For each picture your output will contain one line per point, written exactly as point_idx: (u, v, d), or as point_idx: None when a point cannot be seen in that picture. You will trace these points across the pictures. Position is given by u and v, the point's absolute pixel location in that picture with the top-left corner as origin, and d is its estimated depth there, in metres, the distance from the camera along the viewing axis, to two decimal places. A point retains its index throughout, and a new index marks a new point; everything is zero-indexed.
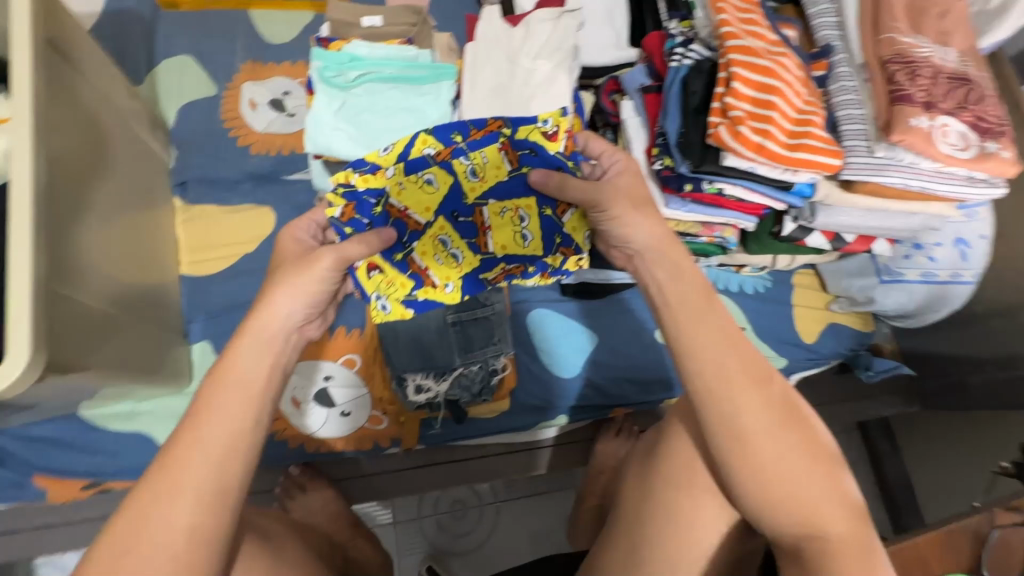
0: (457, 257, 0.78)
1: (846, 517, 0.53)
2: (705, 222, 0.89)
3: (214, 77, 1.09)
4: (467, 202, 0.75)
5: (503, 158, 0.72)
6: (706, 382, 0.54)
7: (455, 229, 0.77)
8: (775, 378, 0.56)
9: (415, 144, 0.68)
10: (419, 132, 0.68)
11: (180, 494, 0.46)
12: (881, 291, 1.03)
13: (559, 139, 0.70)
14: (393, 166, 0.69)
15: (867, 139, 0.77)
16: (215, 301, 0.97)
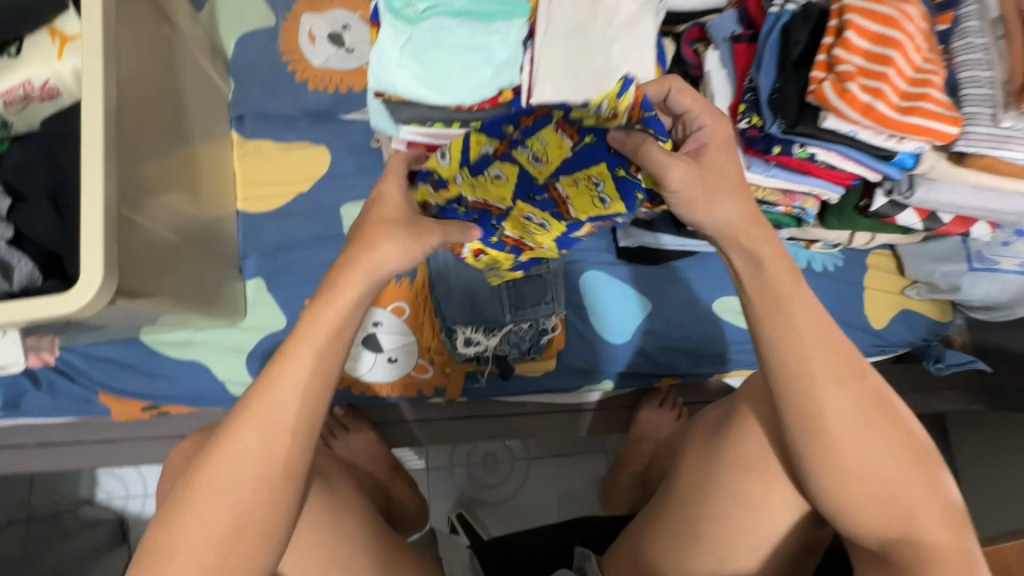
0: (546, 228, 0.68)
1: (942, 522, 0.51)
2: (785, 190, 0.82)
3: (273, 6, 1.04)
4: (540, 183, 0.61)
5: (563, 136, 0.57)
6: (800, 371, 0.52)
7: (535, 207, 0.64)
8: (869, 375, 0.53)
9: (470, 148, 0.57)
10: (469, 133, 0.57)
11: (276, 430, 0.48)
12: (968, 279, 0.95)
13: (619, 115, 0.56)
14: (459, 173, 0.59)
15: (992, 106, 0.67)
16: (270, 239, 0.97)
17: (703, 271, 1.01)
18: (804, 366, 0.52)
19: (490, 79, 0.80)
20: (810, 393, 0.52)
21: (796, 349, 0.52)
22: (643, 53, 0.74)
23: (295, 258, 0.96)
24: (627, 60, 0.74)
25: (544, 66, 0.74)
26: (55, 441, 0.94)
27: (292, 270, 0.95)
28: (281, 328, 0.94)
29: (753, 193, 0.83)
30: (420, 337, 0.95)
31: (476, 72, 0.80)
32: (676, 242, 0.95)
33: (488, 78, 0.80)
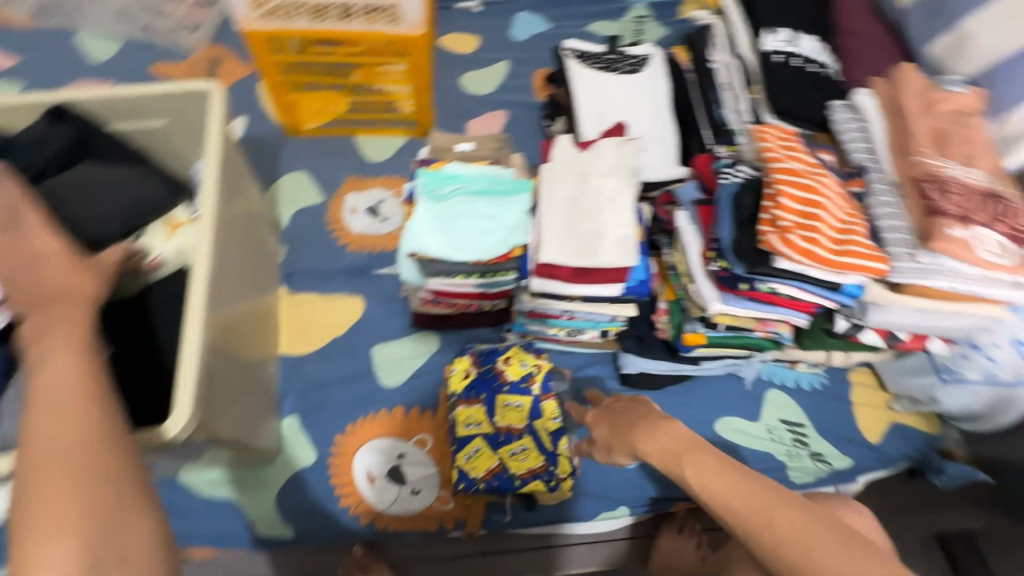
0: (518, 405, 1.00)
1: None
2: (759, 319, 0.96)
3: (323, 188, 1.30)
4: (514, 394, 1.00)
5: (504, 383, 1.01)
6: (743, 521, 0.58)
7: (509, 394, 1.00)
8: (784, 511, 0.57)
9: (522, 419, 0.99)
10: (525, 424, 0.98)
11: (50, 431, 0.49)
12: (943, 390, 1.03)
13: (485, 366, 1.02)
14: (525, 426, 0.98)
15: (909, 247, 0.84)
16: (307, 379, 1.07)
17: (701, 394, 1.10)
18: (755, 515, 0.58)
19: (502, 239, 0.98)
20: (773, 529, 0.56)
21: (721, 483, 0.63)
22: (625, 217, 0.93)
23: (329, 395, 1.06)
24: (613, 222, 0.93)
25: (548, 230, 0.92)
26: None
27: (325, 406, 1.05)
28: (313, 463, 1.00)
29: (733, 321, 0.95)
30: (443, 469, 1.00)
31: (492, 234, 0.98)
32: (672, 368, 1.08)
33: (500, 239, 0.98)
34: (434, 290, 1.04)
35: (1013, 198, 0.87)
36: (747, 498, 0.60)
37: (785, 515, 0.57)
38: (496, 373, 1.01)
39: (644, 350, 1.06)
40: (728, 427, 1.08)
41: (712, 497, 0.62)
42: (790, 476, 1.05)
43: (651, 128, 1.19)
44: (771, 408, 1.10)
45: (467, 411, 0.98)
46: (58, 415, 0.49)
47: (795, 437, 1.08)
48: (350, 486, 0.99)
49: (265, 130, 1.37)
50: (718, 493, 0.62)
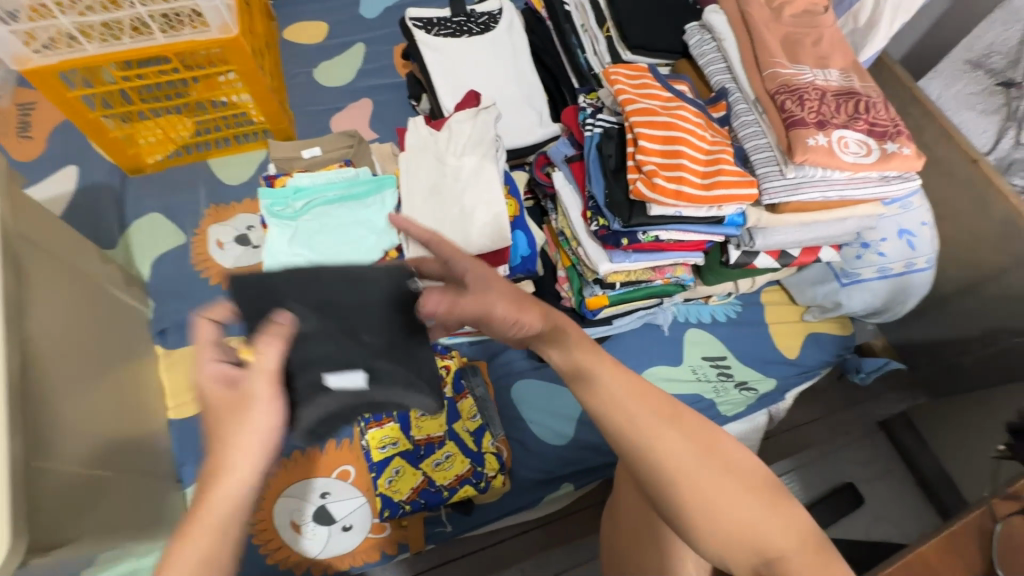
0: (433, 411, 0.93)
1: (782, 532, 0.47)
2: (654, 267, 0.93)
3: (181, 226, 1.17)
4: None
5: None
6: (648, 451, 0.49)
7: None
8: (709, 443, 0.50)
9: (440, 425, 0.92)
10: (444, 428, 0.92)
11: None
12: (845, 293, 1.03)
13: None
14: (444, 432, 0.92)
15: (777, 163, 0.82)
16: (205, 440, 0.99)
17: (621, 351, 1.08)
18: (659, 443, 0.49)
19: (375, 244, 0.91)
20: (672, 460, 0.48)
21: (689, 464, 0.48)
22: (493, 193, 0.86)
23: None
24: (480, 203, 0.85)
25: None
26: None
27: None
28: None
29: (627, 277, 0.92)
30: (370, 496, 0.95)
31: (362, 242, 0.90)
32: (586, 334, 1.05)
33: (373, 243, 0.90)
34: None
35: (868, 91, 0.85)
36: (711, 480, 0.48)
37: (745, 498, 0.48)
38: None
39: None
40: (654, 377, 1.06)
41: (671, 478, 0.48)
42: (721, 410, 1.04)
43: (515, 89, 1.11)
44: (692, 347, 1.09)
45: (380, 433, 0.91)
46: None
47: (719, 371, 1.07)
48: (275, 541, 0.92)
49: (101, 176, 1.22)
50: (647, 437, 0.49)
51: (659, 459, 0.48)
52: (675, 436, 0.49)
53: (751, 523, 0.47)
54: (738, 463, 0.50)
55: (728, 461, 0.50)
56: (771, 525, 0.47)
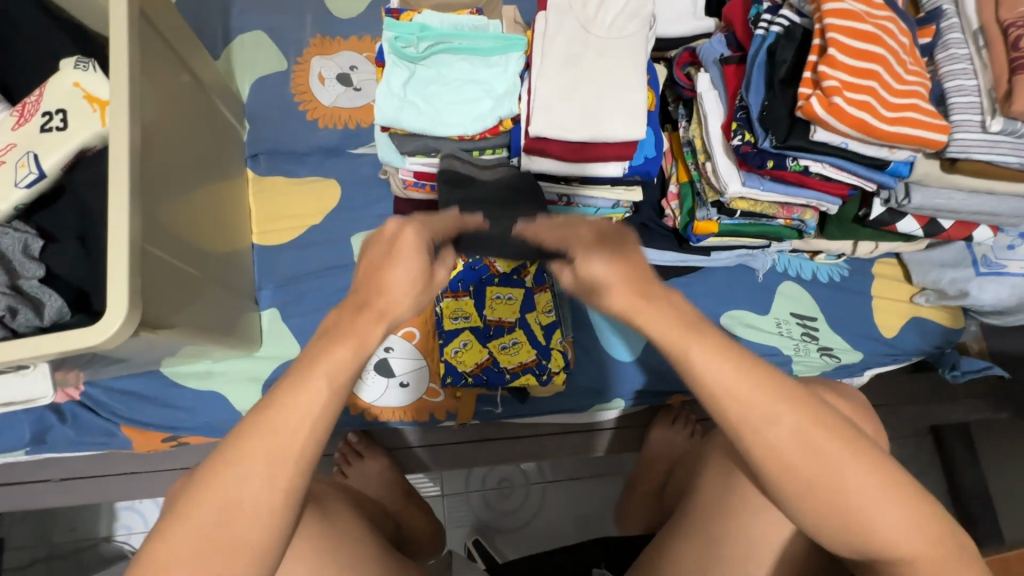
0: (511, 297, 0.92)
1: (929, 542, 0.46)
2: (784, 203, 0.84)
3: (285, 52, 1.11)
4: (508, 284, 0.93)
5: (495, 274, 0.94)
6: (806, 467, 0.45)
7: (500, 285, 0.93)
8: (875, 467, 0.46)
9: (515, 312, 0.92)
10: (516, 316, 0.91)
11: (274, 450, 0.44)
12: (978, 283, 0.93)
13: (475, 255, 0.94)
14: (516, 318, 0.92)
15: (979, 112, 0.70)
16: (284, 271, 1.01)
17: (707, 286, 1.02)
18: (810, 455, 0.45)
19: (490, 110, 0.83)
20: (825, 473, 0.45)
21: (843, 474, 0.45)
22: (635, 78, 0.77)
23: (306, 288, 1.00)
24: (620, 86, 0.77)
25: (540, 95, 0.77)
26: (83, 474, 0.99)
27: (305, 299, 0.99)
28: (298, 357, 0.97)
29: (751, 207, 0.84)
30: (431, 362, 0.97)
31: (478, 104, 0.83)
32: (678, 260, 0.99)
33: (488, 109, 0.83)
34: (414, 171, 0.94)
35: None
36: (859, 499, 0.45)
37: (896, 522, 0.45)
38: (486, 264, 0.93)
39: (649, 241, 0.96)
40: (736, 320, 1.01)
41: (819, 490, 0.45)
42: (795, 369, 0.99)
43: None
44: (783, 300, 1.02)
45: (457, 305, 0.91)
46: (284, 439, 0.44)
47: (805, 330, 1.01)
48: None
49: None
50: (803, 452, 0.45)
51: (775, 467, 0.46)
52: (787, 453, 0.45)
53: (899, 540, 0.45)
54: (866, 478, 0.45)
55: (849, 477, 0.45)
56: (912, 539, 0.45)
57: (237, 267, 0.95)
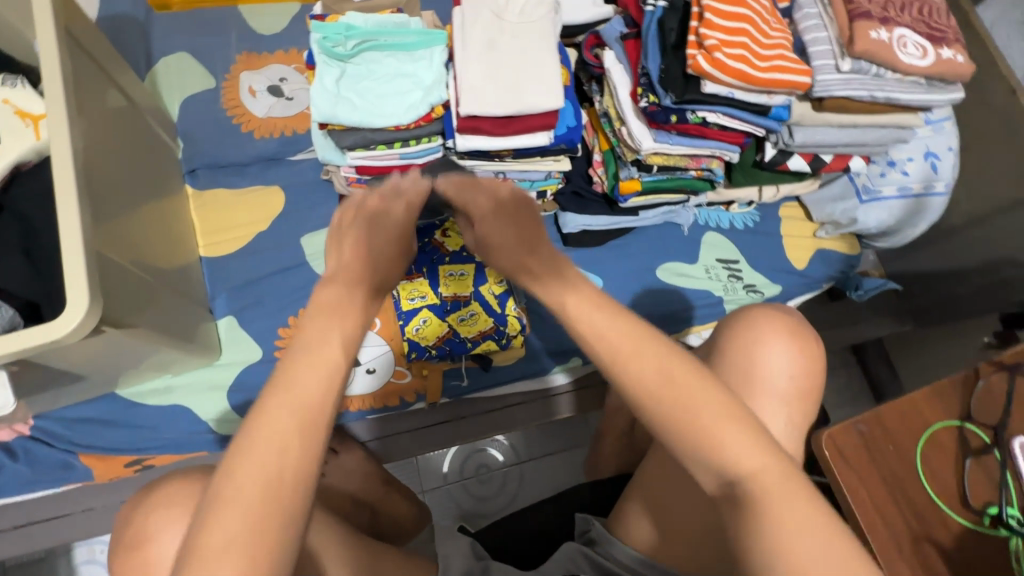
0: (463, 273, 1.01)
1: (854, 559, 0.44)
2: (692, 155, 0.95)
3: (211, 70, 1.14)
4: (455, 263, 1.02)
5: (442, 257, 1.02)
6: (705, 423, 0.49)
7: (450, 263, 1.02)
8: (772, 451, 0.49)
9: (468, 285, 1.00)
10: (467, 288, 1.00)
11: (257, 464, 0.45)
12: (863, 210, 1.09)
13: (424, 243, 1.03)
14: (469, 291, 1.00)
15: (833, 57, 0.83)
16: (236, 278, 1.02)
17: (640, 245, 1.12)
18: (704, 416, 0.50)
19: (421, 98, 0.90)
20: (724, 435, 0.49)
21: (738, 443, 0.49)
22: (548, 56, 0.86)
23: (260, 292, 1.01)
24: (535, 65, 0.85)
25: (466, 77, 0.84)
26: (35, 518, 0.92)
27: (260, 302, 1.01)
28: (259, 359, 0.98)
29: (665, 161, 0.95)
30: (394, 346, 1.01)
31: (410, 95, 0.90)
32: (611, 223, 1.08)
33: (419, 98, 0.90)
34: (356, 167, 0.99)
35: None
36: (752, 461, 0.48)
37: (791, 509, 0.46)
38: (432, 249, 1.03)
39: (584, 208, 1.06)
40: (670, 271, 1.12)
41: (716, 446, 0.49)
42: (727, 308, 1.10)
43: None
44: (708, 249, 1.14)
45: (414, 287, 0.99)
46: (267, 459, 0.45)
47: (731, 272, 1.12)
48: None
49: (125, 7, 1.15)
50: (698, 411, 0.50)
51: (676, 431, 0.51)
52: (699, 416, 0.50)
53: (809, 528, 0.45)
54: (762, 466, 0.48)
55: (746, 462, 0.48)
56: (821, 532, 0.44)
57: (188, 279, 0.96)
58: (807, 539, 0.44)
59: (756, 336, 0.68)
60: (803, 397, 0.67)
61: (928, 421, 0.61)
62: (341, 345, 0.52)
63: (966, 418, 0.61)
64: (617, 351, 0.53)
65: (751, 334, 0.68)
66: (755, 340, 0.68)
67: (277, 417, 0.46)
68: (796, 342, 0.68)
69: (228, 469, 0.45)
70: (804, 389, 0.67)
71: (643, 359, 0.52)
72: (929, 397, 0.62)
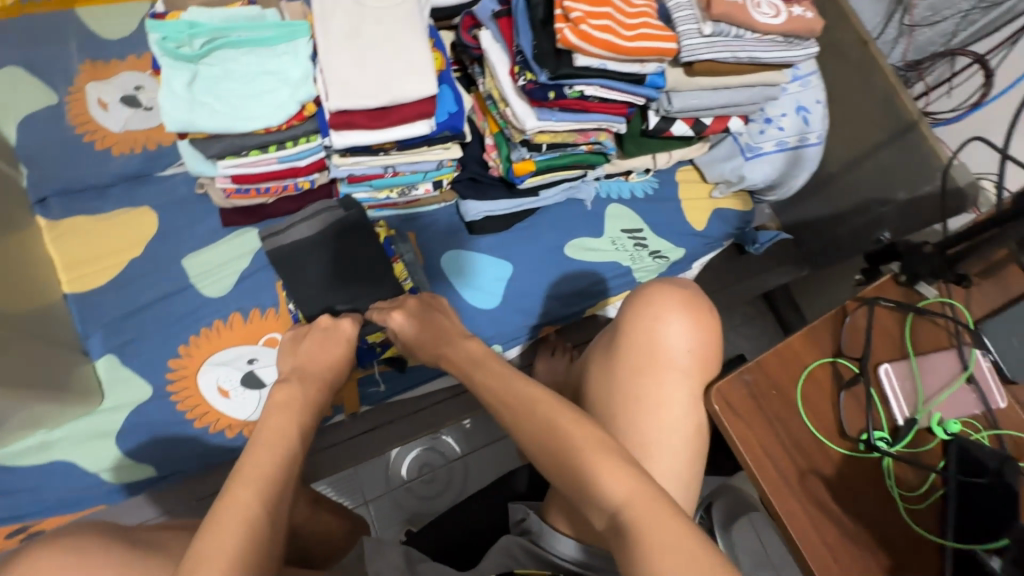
0: None
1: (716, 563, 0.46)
2: (578, 130, 0.95)
3: (51, 84, 1.01)
4: None
5: None
6: (581, 455, 0.56)
7: None
8: (641, 475, 0.54)
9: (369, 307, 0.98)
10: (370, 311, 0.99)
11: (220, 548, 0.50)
12: (749, 167, 1.14)
13: None
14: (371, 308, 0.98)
15: (695, 22, 0.85)
16: (112, 312, 0.93)
17: (547, 224, 1.12)
18: (582, 451, 0.57)
19: (289, 97, 0.84)
20: (599, 465, 0.55)
21: (610, 469, 0.54)
22: (416, 41, 0.82)
23: (142, 323, 0.93)
24: (404, 51, 0.82)
25: (330, 70, 0.79)
26: None
27: (143, 335, 0.92)
28: (150, 397, 0.90)
29: (552, 139, 0.95)
30: None
31: (276, 94, 0.83)
32: (513, 206, 1.08)
33: (286, 97, 0.84)
34: (230, 176, 0.91)
35: None
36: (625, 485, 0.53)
37: (659, 525, 0.49)
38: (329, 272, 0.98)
39: (482, 193, 1.04)
40: (579, 247, 1.12)
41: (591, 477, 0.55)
42: (637, 276, 1.13)
43: None
44: (613, 220, 1.15)
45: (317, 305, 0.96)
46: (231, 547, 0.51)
47: (636, 241, 1.15)
48: (202, 405, 0.90)
49: None
50: (579, 445, 0.57)
51: (561, 465, 0.58)
52: (576, 447, 0.57)
53: (679, 539, 0.47)
54: (631, 492, 0.52)
55: (616, 487, 0.53)
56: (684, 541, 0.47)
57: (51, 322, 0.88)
58: (670, 545, 0.47)
59: (654, 315, 0.68)
60: (706, 367, 0.68)
61: (798, 361, 0.65)
62: (297, 435, 0.66)
63: (838, 353, 0.66)
64: (516, 415, 0.63)
65: (650, 313, 0.68)
66: (654, 318, 0.68)
67: (248, 501, 0.55)
68: (693, 317, 0.68)
69: (195, 555, 0.50)
70: (705, 359, 0.68)
71: (530, 420, 0.61)
72: (806, 340, 0.66)
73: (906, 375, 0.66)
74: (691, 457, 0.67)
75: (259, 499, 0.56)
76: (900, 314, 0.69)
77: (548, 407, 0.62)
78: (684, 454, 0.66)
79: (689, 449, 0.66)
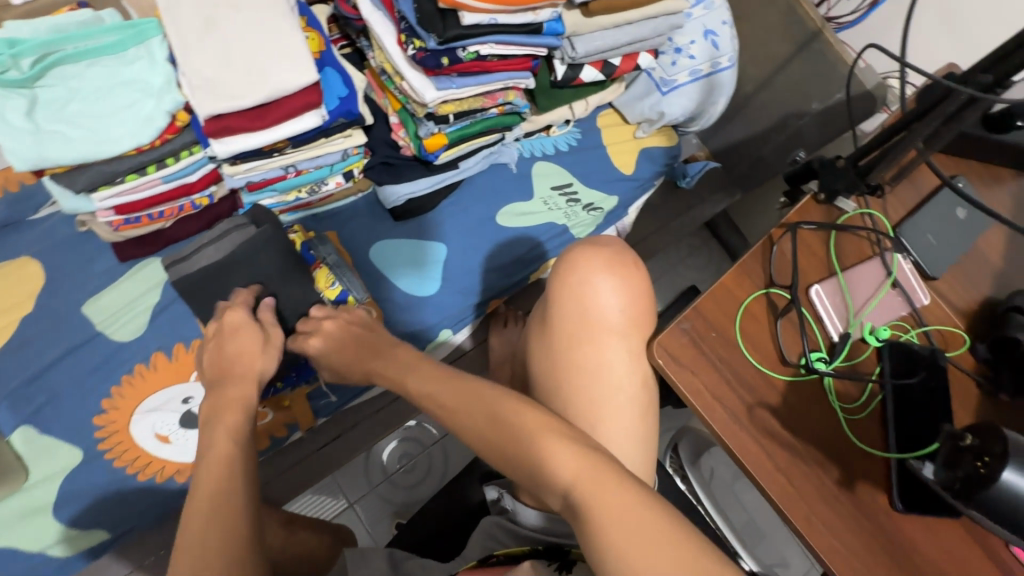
0: None
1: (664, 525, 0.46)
2: (484, 93, 0.90)
3: None
4: None
5: None
6: (527, 439, 0.55)
7: None
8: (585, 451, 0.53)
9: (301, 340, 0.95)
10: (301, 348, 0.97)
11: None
12: (667, 101, 1.12)
13: None
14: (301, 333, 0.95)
15: None
16: (15, 379, 0.84)
17: (473, 196, 1.06)
18: (528, 436, 0.55)
19: (153, 108, 0.74)
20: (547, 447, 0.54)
21: (556, 447, 0.53)
22: (283, 24, 0.74)
23: (52, 384, 0.84)
24: (271, 37, 0.73)
25: (191, 72, 0.70)
26: None
27: (57, 397, 0.84)
28: (81, 460, 0.83)
29: (458, 107, 0.89)
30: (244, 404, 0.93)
31: (138, 107, 0.74)
32: (435, 183, 1.02)
33: (150, 109, 0.74)
34: (113, 208, 0.82)
35: None
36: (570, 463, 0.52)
37: (603, 495, 0.49)
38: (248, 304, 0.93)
39: (398, 176, 0.98)
40: (511, 214, 1.07)
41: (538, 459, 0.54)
42: (575, 233, 1.11)
43: None
44: (540, 179, 1.11)
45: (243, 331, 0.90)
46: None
47: (568, 197, 1.11)
48: (140, 457, 0.84)
49: None
50: (526, 430, 0.56)
51: (508, 451, 0.57)
52: (521, 433, 0.56)
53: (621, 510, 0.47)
54: (578, 467, 0.51)
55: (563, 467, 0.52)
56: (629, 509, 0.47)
57: None
58: (617, 513, 0.47)
59: (581, 281, 0.66)
60: (641, 322, 0.67)
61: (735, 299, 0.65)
62: None
63: (770, 283, 0.66)
64: (460, 405, 0.62)
65: (577, 281, 0.66)
66: (581, 285, 0.66)
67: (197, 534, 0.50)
68: (620, 276, 0.66)
69: None
70: (639, 315, 0.67)
71: (473, 411, 0.60)
72: (736, 276, 0.66)
73: (837, 292, 0.66)
74: (642, 411, 0.67)
75: (211, 530, 0.51)
76: (823, 232, 0.69)
77: (494, 393, 0.60)
78: (631, 413, 0.66)
79: (636, 407, 0.66)
